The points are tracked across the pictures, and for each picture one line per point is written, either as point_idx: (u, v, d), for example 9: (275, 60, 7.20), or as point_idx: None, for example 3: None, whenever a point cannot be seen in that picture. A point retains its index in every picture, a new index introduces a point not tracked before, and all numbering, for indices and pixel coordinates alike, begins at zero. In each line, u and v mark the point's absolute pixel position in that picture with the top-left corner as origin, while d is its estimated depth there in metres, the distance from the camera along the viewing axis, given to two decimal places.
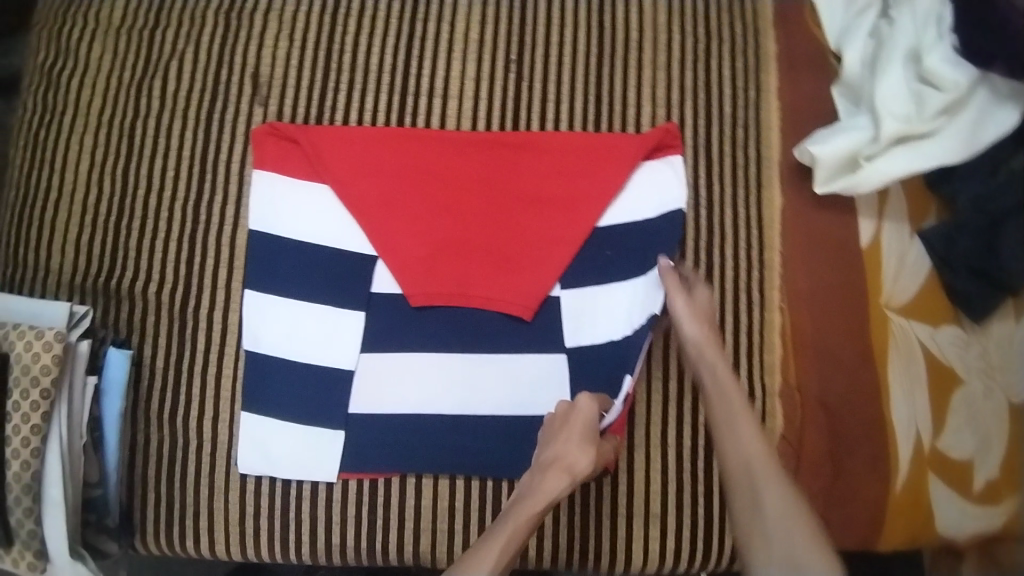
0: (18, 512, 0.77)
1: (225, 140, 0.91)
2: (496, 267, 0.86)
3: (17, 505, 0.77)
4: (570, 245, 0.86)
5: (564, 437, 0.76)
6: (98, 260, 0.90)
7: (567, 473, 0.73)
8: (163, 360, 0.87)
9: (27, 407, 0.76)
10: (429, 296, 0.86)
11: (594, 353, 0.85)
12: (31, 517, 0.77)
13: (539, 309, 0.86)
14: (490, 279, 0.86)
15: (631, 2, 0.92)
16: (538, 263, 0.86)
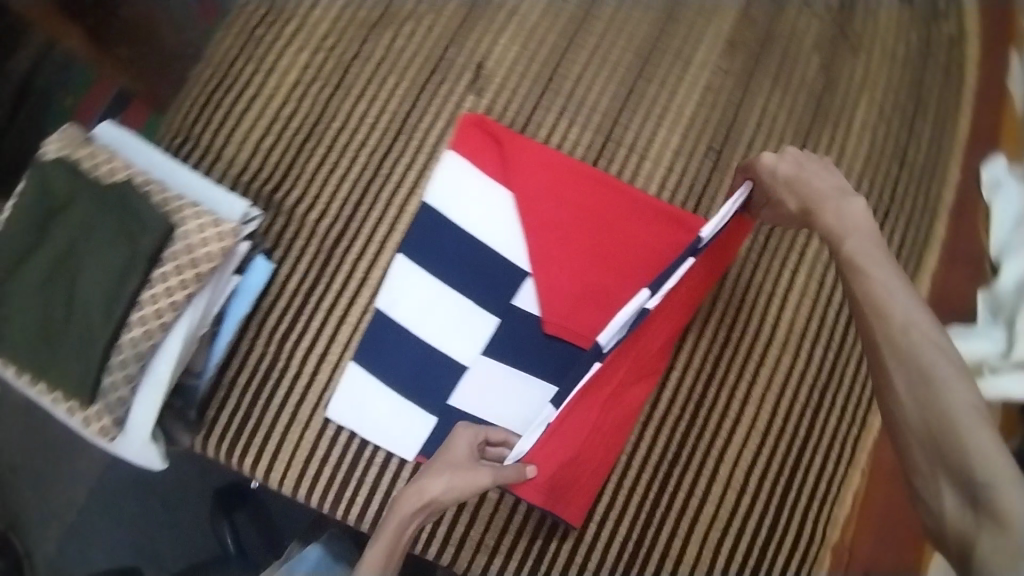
0: (117, 375, 0.74)
1: (431, 110, 0.95)
2: None
3: (119, 368, 0.74)
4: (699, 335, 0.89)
5: (444, 460, 0.77)
6: (272, 170, 0.93)
7: (420, 495, 0.73)
8: (297, 285, 0.89)
9: (177, 282, 0.75)
10: (562, 330, 0.89)
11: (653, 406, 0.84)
12: (129, 385, 0.75)
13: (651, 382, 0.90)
14: None
15: (837, 142, 0.97)
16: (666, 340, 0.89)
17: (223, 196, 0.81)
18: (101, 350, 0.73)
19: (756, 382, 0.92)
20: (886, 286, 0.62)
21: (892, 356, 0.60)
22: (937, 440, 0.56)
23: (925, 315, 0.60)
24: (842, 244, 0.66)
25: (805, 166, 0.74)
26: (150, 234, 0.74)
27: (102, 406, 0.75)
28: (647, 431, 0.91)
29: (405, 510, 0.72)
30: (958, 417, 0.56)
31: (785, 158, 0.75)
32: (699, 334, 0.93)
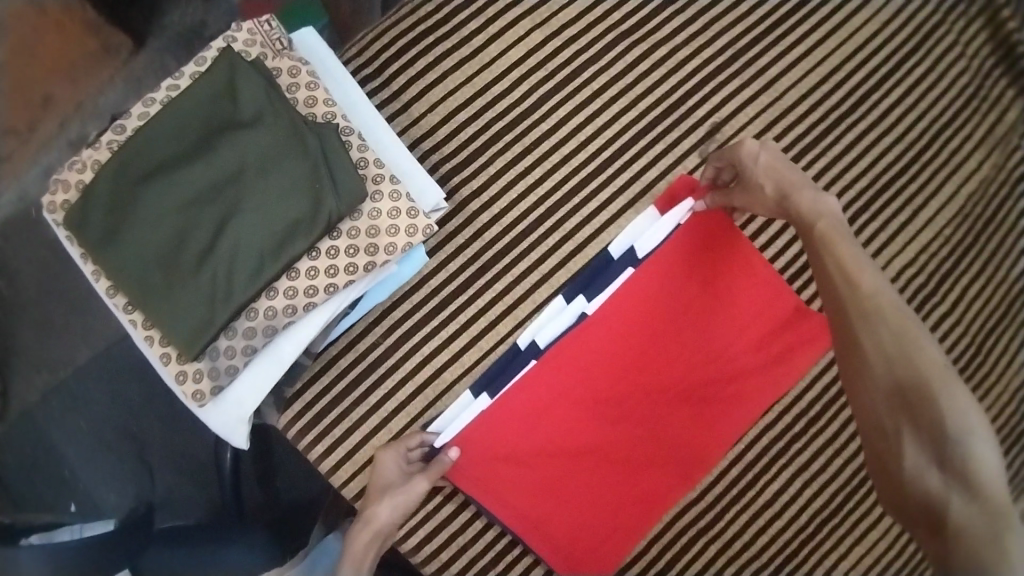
0: (238, 341, 0.62)
1: (646, 156, 0.85)
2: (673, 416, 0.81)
3: (243, 335, 0.62)
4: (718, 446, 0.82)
5: (376, 485, 0.73)
6: (459, 149, 0.82)
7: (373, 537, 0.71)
8: (440, 285, 0.80)
9: (343, 264, 0.63)
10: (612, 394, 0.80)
11: (680, 459, 0.81)
12: (246, 356, 0.63)
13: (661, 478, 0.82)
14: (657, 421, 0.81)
15: (1005, 355, 0.94)
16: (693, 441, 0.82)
17: (419, 176, 0.69)
18: (234, 310, 0.60)
19: (845, 558, 0.88)
20: (864, 282, 0.69)
21: (863, 324, 0.68)
22: (906, 387, 0.65)
23: (918, 322, 0.68)
24: (817, 224, 0.72)
25: (773, 173, 0.75)
26: (337, 201, 0.61)
27: (205, 366, 0.63)
28: (727, 567, 0.85)
29: (361, 543, 0.71)
30: (926, 374, 0.65)
31: (770, 149, 0.75)
32: (814, 490, 0.86)
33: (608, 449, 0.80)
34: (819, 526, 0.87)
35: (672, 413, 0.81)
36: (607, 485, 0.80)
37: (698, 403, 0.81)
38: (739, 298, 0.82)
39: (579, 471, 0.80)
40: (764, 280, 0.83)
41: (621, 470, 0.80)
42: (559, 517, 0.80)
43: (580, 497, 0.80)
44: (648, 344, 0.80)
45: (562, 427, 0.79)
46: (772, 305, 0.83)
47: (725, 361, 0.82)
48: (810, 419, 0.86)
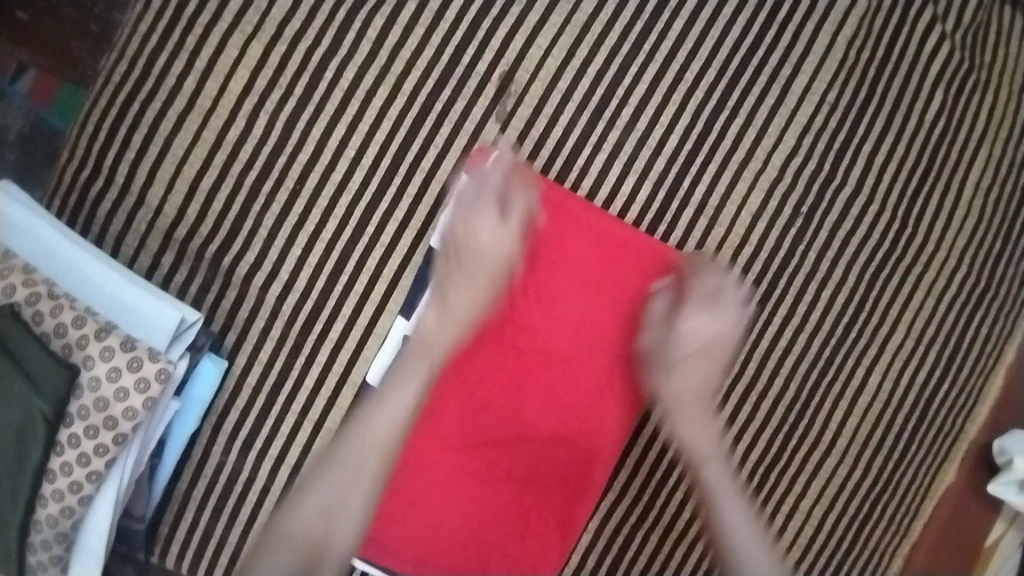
0: (42, 555, 0.57)
1: (437, 146, 0.70)
2: (545, 406, 0.70)
3: (42, 548, 0.57)
4: (605, 421, 0.71)
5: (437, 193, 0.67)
6: (217, 220, 0.69)
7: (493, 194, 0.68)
8: (259, 380, 0.70)
9: (90, 448, 0.54)
10: (469, 406, 0.69)
11: (567, 448, 0.71)
12: (58, 565, 0.58)
13: (556, 474, 0.72)
14: (530, 417, 0.70)
15: (938, 211, 0.81)
16: (576, 425, 0.71)
17: (147, 302, 0.58)
18: (13, 535, 0.54)
19: (804, 495, 0.80)
20: (708, 450, 0.68)
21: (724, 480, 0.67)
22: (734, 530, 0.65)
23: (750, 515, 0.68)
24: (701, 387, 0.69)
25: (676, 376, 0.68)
26: (39, 393, 0.52)
27: None
28: (678, 552, 0.78)
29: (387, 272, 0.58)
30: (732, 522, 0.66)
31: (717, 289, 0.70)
32: (749, 442, 0.78)
33: (488, 472, 0.70)
34: (766, 475, 0.79)
35: (549, 406, 0.70)
36: (501, 508, 0.71)
37: (575, 393, 0.70)
38: (583, 260, 0.70)
39: (462, 506, 0.70)
40: (603, 224, 0.70)
41: (512, 489, 0.71)
42: (455, 552, 0.71)
43: (473, 531, 0.71)
44: (493, 346, 0.70)
45: (425, 465, 0.69)
46: (620, 248, 0.70)
47: (589, 334, 0.70)
48: (722, 370, 0.76)
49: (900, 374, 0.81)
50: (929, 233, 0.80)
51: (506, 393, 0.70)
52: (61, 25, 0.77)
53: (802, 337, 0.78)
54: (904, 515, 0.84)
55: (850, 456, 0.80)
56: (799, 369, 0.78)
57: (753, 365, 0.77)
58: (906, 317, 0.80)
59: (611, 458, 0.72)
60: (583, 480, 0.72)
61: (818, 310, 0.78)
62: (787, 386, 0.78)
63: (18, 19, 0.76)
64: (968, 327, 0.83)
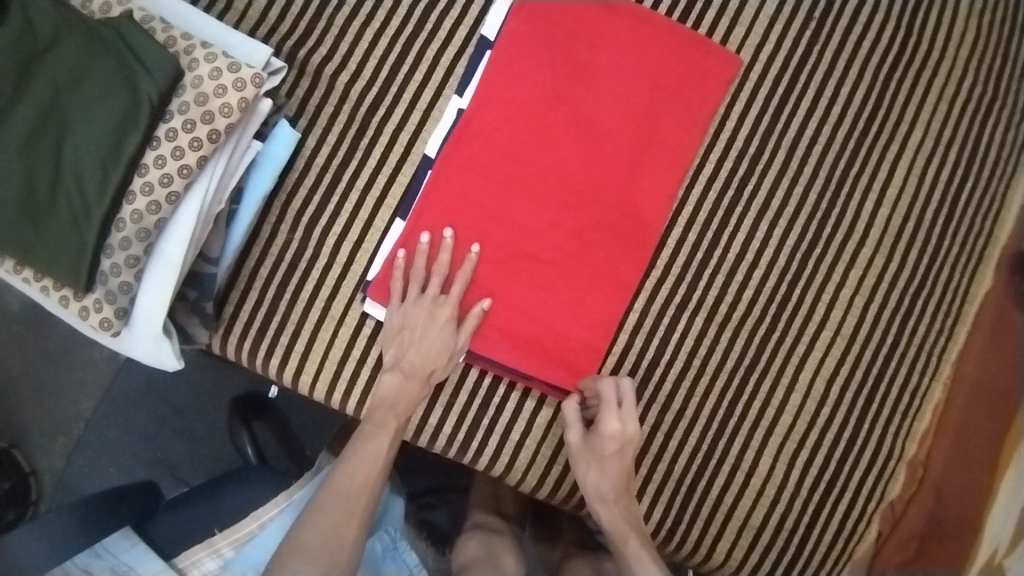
0: (118, 257, 0.61)
1: None
2: (584, 180, 0.77)
3: (121, 249, 0.61)
4: (640, 196, 0.78)
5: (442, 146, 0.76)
6: (294, 20, 0.78)
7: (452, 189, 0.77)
8: (327, 160, 0.76)
9: (187, 141, 0.61)
10: (516, 177, 0.76)
11: (606, 220, 0.77)
12: (133, 268, 0.61)
13: (595, 246, 0.77)
14: (570, 191, 0.77)
15: (943, 23, 0.87)
16: (612, 199, 0.77)
17: (240, 39, 0.66)
18: (97, 225, 0.60)
19: (843, 284, 0.82)
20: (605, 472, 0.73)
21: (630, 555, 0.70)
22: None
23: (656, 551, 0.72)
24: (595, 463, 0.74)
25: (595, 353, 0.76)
26: (150, 78, 0.59)
27: (102, 296, 0.63)
28: (723, 336, 0.80)
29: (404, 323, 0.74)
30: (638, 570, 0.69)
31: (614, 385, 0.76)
32: (786, 227, 0.81)
33: (542, 245, 0.77)
34: (806, 261, 0.81)
35: (587, 181, 0.77)
36: (554, 280, 0.77)
37: (611, 169, 0.77)
38: (619, 52, 0.77)
39: (518, 279, 0.76)
40: (633, 22, 0.78)
41: (565, 261, 0.77)
42: (502, 317, 0.76)
43: (532, 305, 0.77)
44: (535, 124, 0.76)
45: (481, 234, 0.76)
46: (650, 41, 0.78)
47: (628, 114, 0.77)
48: (752, 157, 0.81)
49: (924, 170, 0.85)
50: (935, 42, 0.87)
51: (548, 168, 0.76)
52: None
53: (826, 129, 0.83)
54: (944, 315, 0.86)
55: (884, 248, 0.83)
56: (827, 160, 0.82)
57: (782, 153, 0.81)
58: (921, 117, 0.85)
59: (657, 226, 0.78)
60: (630, 250, 0.78)
61: (839, 105, 0.83)
62: (817, 174, 0.82)
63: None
64: (982, 132, 0.87)
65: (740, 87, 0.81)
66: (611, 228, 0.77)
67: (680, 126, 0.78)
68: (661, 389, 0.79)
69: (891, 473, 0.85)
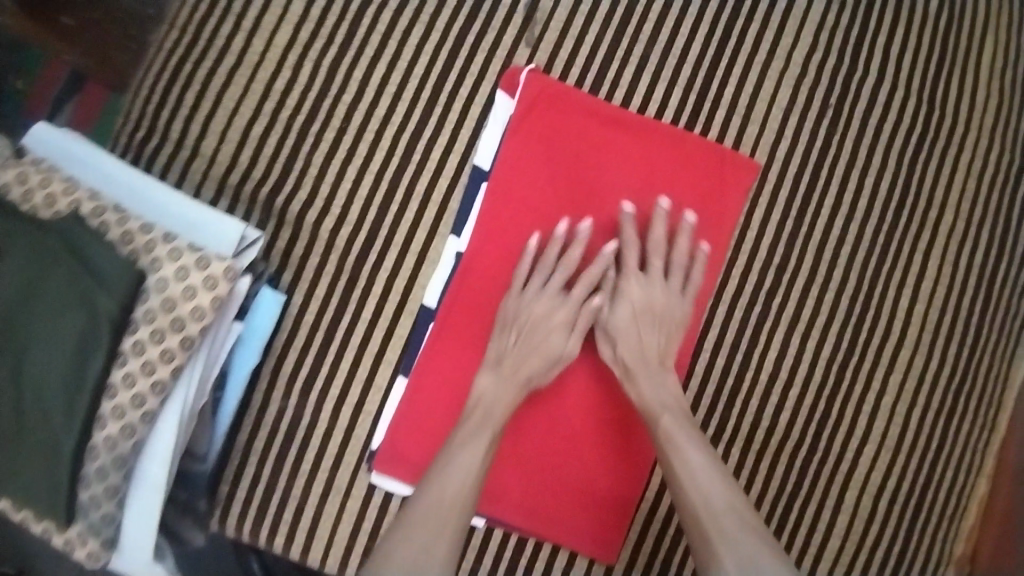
0: (96, 488, 0.55)
1: (470, 74, 0.72)
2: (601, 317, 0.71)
3: (98, 478, 0.54)
4: None
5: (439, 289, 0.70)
6: (267, 164, 0.70)
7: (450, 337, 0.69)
8: (316, 318, 0.69)
9: (157, 355, 0.53)
10: None
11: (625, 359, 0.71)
12: (115, 498, 0.55)
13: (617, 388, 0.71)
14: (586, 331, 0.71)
15: (966, 93, 0.81)
16: None
17: (208, 218, 0.58)
18: (67, 462, 0.53)
19: (883, 392, 0.77)
20: (680, 434, 0.64)
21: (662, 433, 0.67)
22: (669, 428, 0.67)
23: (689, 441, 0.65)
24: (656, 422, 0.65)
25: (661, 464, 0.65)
26: (106, 292, 0.51)
27: (84, 527, 0.56)
28: (760, 463, 0.75)
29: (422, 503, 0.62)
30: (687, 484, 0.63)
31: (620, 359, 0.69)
32: (818, 340, 0.76)
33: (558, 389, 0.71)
34: (841, 374, 0.76)
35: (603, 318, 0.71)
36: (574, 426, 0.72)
37: None
38: (627, 172, 0.71)
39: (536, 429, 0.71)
40: (641, 136, 0.71)
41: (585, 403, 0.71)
42: (523, 471, 0.71)
43: (554, 458, 0.71)
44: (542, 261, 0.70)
45: None
46: (660, 156, 0.72)
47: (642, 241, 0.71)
48: (777, 269, 0.75)
49: (958, 256, 0.79)
50: (959, 114, 0.81)
51: (560, 307, 0.70)
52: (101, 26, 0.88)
53: (854, 227, 0.77)
54: (987, 408, 0.81)
55: (921, 348, 0.78)
56: (856, 259, 0.77)
57: (809, 260, 0.76)
58: (951, 199, 0.79)
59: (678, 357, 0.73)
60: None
61: (865, 198, 0.77)
62: (847, 277, 0.76)
63: (61, 23, 0.88)
64: (1015, 207, 0.82)
65: (759, 193, 0.75)
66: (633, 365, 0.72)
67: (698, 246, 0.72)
68: None
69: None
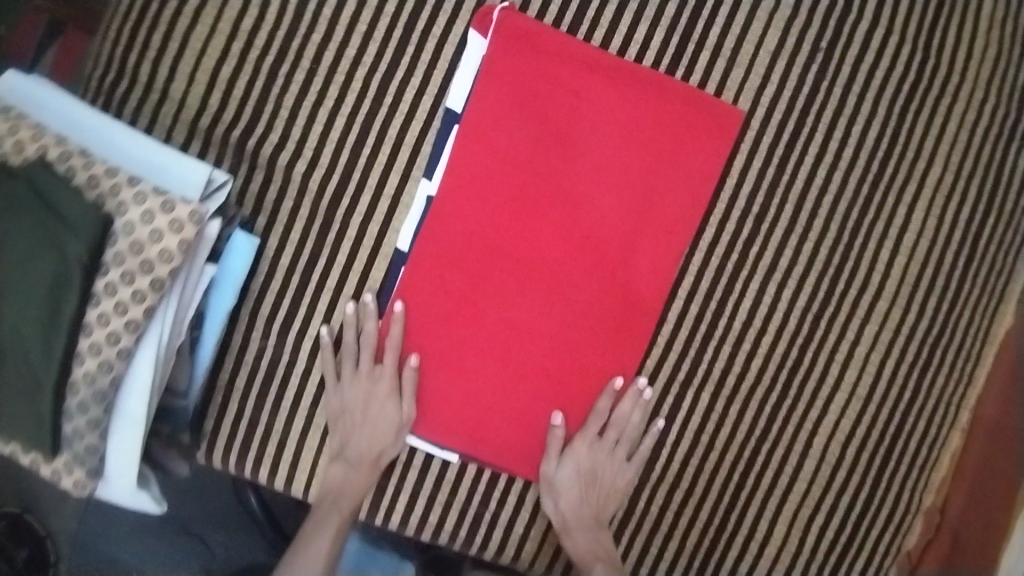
0: (78, 421, 0.57)
1: (444, 12, 0.70)
2: (568, 261, 0.71)
3: (80, 413, 0.57)
4: (636, 274, 0.72)
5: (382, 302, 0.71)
6: (237, 104, 0.70)
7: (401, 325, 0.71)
8: (293, 260, 0.70)
9: (127, 295, 0.54)
10: (490, 266, 0.71)
11: (590, 303, 0.72)
12: (98, 430, 0.57)
13: (584, 332, 0.72)
14: (553, 275, 0.71)
15: (964, 36, 0.77)
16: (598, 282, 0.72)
17: (173, 161, 0.58)
18: (50, 393, 0.55)
19: (857, 342, 0.77)
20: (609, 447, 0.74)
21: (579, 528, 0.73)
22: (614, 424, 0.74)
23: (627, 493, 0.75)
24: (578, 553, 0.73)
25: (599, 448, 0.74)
26: (74, 232, 0.53)
27: (70, 457, 0.59)
28: (730, 407, 0.77)
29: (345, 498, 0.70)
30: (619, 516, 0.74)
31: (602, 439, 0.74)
32: (795, 289, 0.76)
33: (523, 333, 0.72)
34: (817, 323, 0.76)
35: (572, 264, 0.71)
36: (553, 361, 0.73)
37: (597, 247, 0.71)
38: (596, 117, 0.70)
39: (500, 372, 0.72)
40: (612, 81, 0.70)
41: (552, 347, 0.72)
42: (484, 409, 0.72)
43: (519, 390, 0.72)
44: (508, 200, 0.70)
45: (458, 325, 0.71)
46: (633, 103, 0.70)
47: (612, 186, 0.71)
48: (758, 215, 0.74)
49: (944, 208, 0.78)
50: (957, 59, 0.77)
51: (530, 252, 0.71)
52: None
53: (837, 175, 0.75)
54: (964, 361, 0.80)
55: (900, 300, 0.77)
56: (839, 209, 0.75)
57: (790, 207, 0.75)
58: (942, 149, 0.77)
59: (656, 304, 0.73)
60: (618, 328, 0.73)
61: (852, 145, 0.75)
62: (828, 226, 0.75)
63: None
64: (1007, 160, 0.80)
65: (740, 140, 0.73)
66: (600, 311, 0.72)
67: (673, 195, 0.72)
68: (667, 468, 0.77)
69: (907, 525, 0.83)
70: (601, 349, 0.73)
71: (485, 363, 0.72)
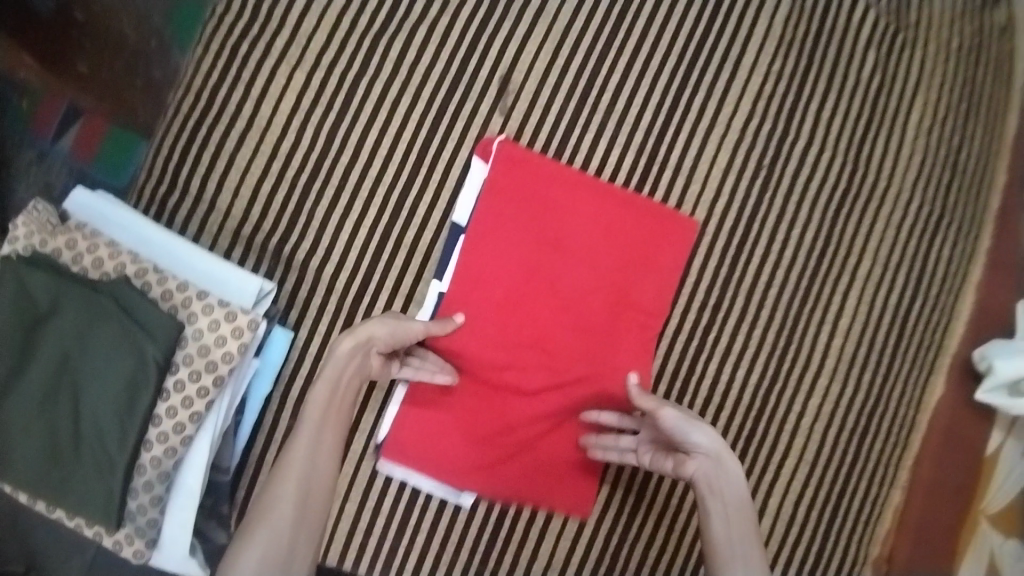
0: (143, 498, 0.67)
1: (449, 140, 0.84)
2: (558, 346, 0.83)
3: (145, 491, 0.67)
4: (614, 357, 0.84)
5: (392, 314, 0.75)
6: (274, 214, 0.82)
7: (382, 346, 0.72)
8: (319, 349, 0.81)
9: (193, 391, 0.66)
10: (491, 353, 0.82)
11: (576, 383, 0.84)
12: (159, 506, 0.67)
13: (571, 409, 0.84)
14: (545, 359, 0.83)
15: (887, 153, 0.92)
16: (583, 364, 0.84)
17: (230, 274, 0.71)
18: (122, 475, 0.65)
19: (804, 413, 0.90)
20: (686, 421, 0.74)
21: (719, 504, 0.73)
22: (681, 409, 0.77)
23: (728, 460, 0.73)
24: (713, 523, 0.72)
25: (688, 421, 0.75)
26: (152, 340, 0.64)
27: (132, 529, 0.68)
28: None
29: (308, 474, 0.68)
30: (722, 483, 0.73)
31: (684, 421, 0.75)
32: (748, 369, 0.88)
33: (519, 410, 0.83)
34: (768, 395, 0.89)
35: (561, 348, 0.83)
36: (545, 433, 0.84)
37: (582, 334, 0.83)
38: (579, 226, 0.83)
39: (499, 443, 0.83)
40: (592, 196, 0.83)
41: (544, 421, 0.83)
42: (486, 475, 0.83)
43: (516, 459, 0.83)
44: (507, 296, 0.82)
45: (463, 404, 0.82)
46: (609, 213, 0.84)
47: (593, 284, 0.83)
48: (715, 306, 0.87)
49: (874, 296, 0.91)
50: (881, 173, 0.92)
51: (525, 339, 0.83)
52: (116, 78, 0.97)
53: (782, 272, 0.89)
54: (899, 427, 0.93)
55: (839, 376, 0.90)
56: (784, 299, 0.89)
57: (742, 299, 0.88)
58: (870, 247, 0.91)
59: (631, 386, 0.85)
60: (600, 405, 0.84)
61: (792, 246, 0.89)
62: (775, 314, 0.89)
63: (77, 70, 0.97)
64: (929, 254, 0.94)
65: (698, 243, 0.87)
66: (585, 390, 0.84)
67: (645, 290, 0.84)
68: (643, 529, 0.87)
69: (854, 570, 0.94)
70: (586, 423, 0.84)
71: (485, 437, 0.83)
